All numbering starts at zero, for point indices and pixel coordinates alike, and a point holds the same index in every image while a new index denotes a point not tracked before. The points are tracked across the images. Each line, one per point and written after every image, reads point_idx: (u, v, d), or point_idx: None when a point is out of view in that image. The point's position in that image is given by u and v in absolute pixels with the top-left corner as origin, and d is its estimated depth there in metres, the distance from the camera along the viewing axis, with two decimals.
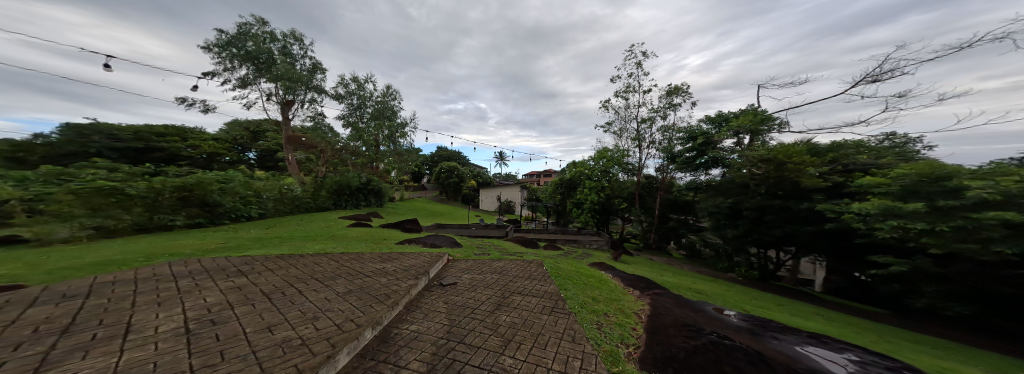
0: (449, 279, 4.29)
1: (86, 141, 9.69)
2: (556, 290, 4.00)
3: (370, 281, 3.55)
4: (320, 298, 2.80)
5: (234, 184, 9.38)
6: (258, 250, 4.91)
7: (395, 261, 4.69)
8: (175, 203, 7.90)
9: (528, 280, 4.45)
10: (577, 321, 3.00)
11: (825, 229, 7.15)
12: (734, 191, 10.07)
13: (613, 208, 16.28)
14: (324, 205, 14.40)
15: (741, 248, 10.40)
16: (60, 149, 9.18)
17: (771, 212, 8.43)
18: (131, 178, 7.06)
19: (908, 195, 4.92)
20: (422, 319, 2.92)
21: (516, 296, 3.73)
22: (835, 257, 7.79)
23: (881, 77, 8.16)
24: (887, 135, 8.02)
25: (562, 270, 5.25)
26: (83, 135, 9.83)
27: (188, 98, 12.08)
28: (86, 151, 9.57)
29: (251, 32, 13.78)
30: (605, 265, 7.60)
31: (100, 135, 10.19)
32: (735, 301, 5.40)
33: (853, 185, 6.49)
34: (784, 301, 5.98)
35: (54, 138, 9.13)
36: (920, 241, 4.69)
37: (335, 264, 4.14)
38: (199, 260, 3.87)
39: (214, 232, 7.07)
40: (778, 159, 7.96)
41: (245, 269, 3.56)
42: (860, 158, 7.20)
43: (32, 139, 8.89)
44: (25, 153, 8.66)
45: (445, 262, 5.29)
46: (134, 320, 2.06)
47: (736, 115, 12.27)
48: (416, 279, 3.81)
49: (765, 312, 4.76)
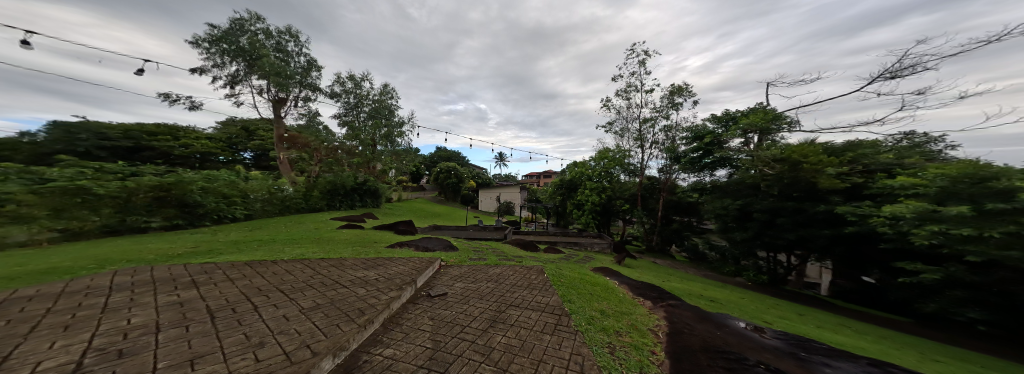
0: (439, 289, 3.83)
1: (73, 140, 9.33)
2: (559, 302, 3.53)
3: (345, 293, 3.08)
4: (279, 315, 2.37)
5: (218, 183, 8.95)
6: (228, 256, 4.42)
7: (379, 268, 4.21)
8: (151, 203, 7.42)
9: (528, 290, 3.99)
10: (585, 343, 2.53)
11: (844, 233, 6.70)
12: (744, 192, 9.63)
13: (614, 210, 15.85)
14: (317, 205, 13.97)
15: (750, 251, 9.98)
16: (45, 148, 8.58)
17: (784, 215, 7.95)
18: (102, 176, 6.59)
19: (946, 197, 4.50)
20: (401, 341, 2.45)
21: (514, 309, 3.26)
22: (851, 262, 7.35)
23: (901, 73, 7.67)
24: (905, 134, 7.57)
25: (564, 278, 4.78)
26: (70, 133, 9.38)
27: (172, 94, 11.56)
28: (74, 149, 9.21)
29: (244, 27, 13.40)
30: (610, 270, 7.13)
31: (88, 133, 9.78)
32: (752, 311, 4.95)
33: (876, 186, 6.04)
34: (805, 310, 5.51)
35: (41, 137, 8.60)
36: (962, 249, 4.24)
37: (309, 272, 3.68)
38: (153, 268, 3.41)
39: (190, 235, 6.57)
40: (793, 159, 7.52)
41: (201, 279, 3.08)
42: (882, 158, 6.74)
43: (17, 137, 8.32)
44: (10, 152, 8.02)
45: (436, 268, 4.81)
46: (17, 352, 1.58)
47: (745, 115, 11.81)
48: (399, 291, 3.35)
49: (789, 324, 4.32)
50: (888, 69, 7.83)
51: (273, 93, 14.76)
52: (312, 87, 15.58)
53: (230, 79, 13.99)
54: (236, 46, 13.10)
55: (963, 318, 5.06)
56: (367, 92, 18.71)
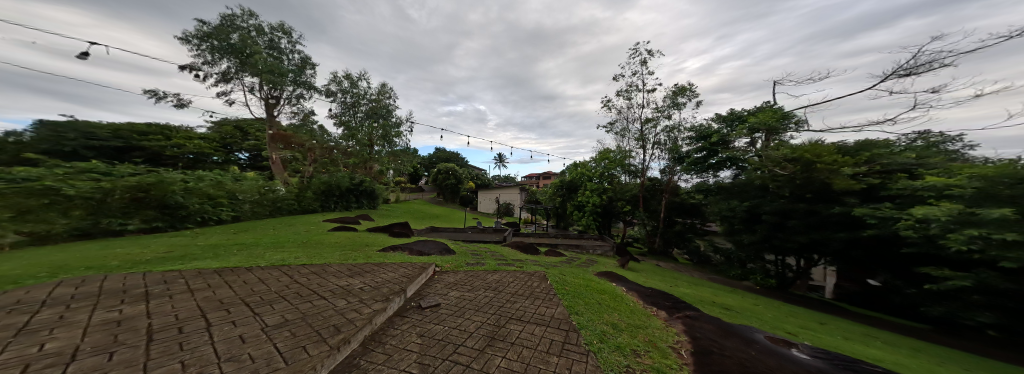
0: (431, 299, 3.43)
1: (60, 139, 8.98)
2: (565, 315, 3.13)
3: (321, 305, 2.70)
4: (233, 336, 1.99)
5: (202, 183, 8.57)
6: (199, 262, 4.01)
7: (365, 275, 3.81)
8: (128, 204, 6.99)
9: (530, 300, 3.60)
10: (599, 367, 2.14)
11: (861, 236, 6.34)
12: (752, 193, 9.27)
13: (615, 211, 15.52)
14: (310, 207, 13.47)
15: (757, 254, 9.64)
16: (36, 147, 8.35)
17: (795, 217, 7.60)
18: (73, 175, 6.17)
19: (985, 199, 4.11)
20: (381, 365, 2.06)
21: (515, 324, 2.88)
22: (866, 266, 7.01)
23: (916, 70, 7.18)
24: (919, 134, 7.19)
25: (569, 286, 4.39)
26: (57, 133, 9.03)
27: (158, 91, 11.15)
28: (61, 149, 8.86)
29: (236, 24, 13.05)
30: (615, 275, 6.73)
31: (76, 133, 9.40)
32: (770, 320, 4.56)
33: (896, 187, 5.69)
34: (825, 318, 5.14)
35: (27, 136, 8.29)
36: (1000, 254, 3.88)
37: (285, 280, 3.29)
38: (107, 279, 3.05)
39: (167, 238, 6.17)
40: (806, 159, 7.15)
41: (157, 292, 2.70)
42: (900, 158, 6.35)
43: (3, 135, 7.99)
44: None
45: (430, 275, 4.41)
46: None
47: (751, 114, 11.46)
48: (385, 302, 2.97)
49: (815, 335, 3.93)
50: (903, 66, 7.36)
51: (267, 92, 14.53)
52: (306, 85, 15.19)
53: (222, 77, 13.59)
54: (227, 43, 12.74)
55: (969, 321, 4.91)
56: (364, 91, 18.35)
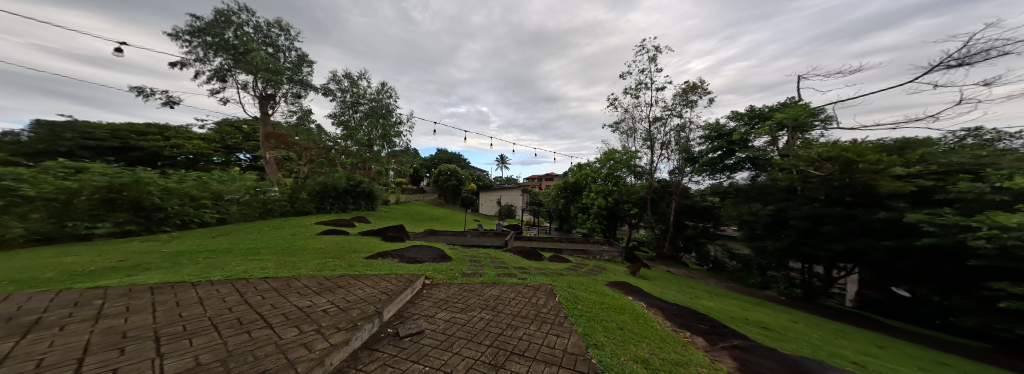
0: (411, 324, 2.75)
1: (58, 139, 8.52)
2: (581, 348, 2.46)
3: (264, 338, 2.03)
4: None
5: (184, 184, 8.07)
6: (142, 275, 3.38)
7: (337, 292, 3.16)
8: (97, 206, 6.43)
9: (536, 326, 2.90)
10: None
11: (911, 245, 5.58)
12: (778, 196, 8.52)
13: (621, 214, 14.75)
14: (305, 208, 12.97)
15: (780, 262, 8.87)
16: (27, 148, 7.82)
17: (829, 222, 6.92)
18: (37, 174, 5.65)
19: None
20: None
21: (516, 363, 2.20)
22: (909, 277, 6.27)
23: (971, 59, 6.38)
24: (969, 131, 6.38)
25: (582, 303, 3.71)
26: (54, 133, 8.60)
27: (145, 88, 10.71)
28: (56, 150, 8.34)
29: (229, 19, 12.58)
30: (627, 285, 6.06)
31: (74, 134, 8.98)
32: (822, 344, 3.85)
33: (957, 190, 4.96)
34: (880, 341, 4.40)
35: (24, 136, 7.85)
36: None
37: (232, 300, 2.62)
38: (5, 300, 2.40)
39: (134, 243, 5.59)
40: (845, 158, 6.39)
41: (48, 320, 2.02)
42: (957, 156, 5.58)
43: None
44: None
45: (416, 290, 3.77)
46: None
47: (774, 111, 10.69)
48: (350, 334, 2.28)
49: (887, 366, 3.20)
50: (953, 56, 6.55)
51: (261, 89, 14.03)
52: (303, 84, 14.81)
53: (216, 75, 13.18)
54: (221, 39, 12.31)
55: (1011, 335, 4.42)
56: (364, 91, 17.98)
